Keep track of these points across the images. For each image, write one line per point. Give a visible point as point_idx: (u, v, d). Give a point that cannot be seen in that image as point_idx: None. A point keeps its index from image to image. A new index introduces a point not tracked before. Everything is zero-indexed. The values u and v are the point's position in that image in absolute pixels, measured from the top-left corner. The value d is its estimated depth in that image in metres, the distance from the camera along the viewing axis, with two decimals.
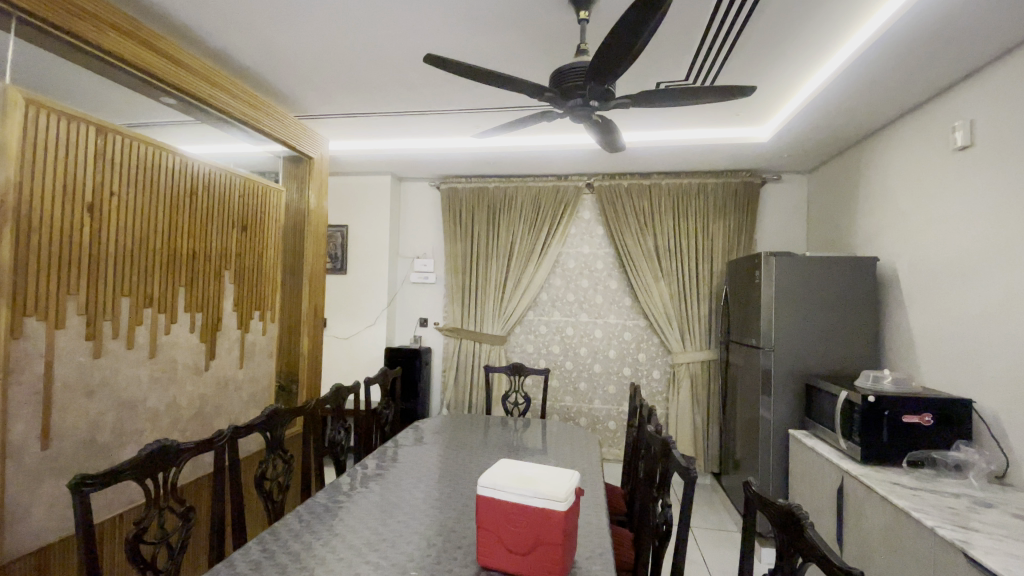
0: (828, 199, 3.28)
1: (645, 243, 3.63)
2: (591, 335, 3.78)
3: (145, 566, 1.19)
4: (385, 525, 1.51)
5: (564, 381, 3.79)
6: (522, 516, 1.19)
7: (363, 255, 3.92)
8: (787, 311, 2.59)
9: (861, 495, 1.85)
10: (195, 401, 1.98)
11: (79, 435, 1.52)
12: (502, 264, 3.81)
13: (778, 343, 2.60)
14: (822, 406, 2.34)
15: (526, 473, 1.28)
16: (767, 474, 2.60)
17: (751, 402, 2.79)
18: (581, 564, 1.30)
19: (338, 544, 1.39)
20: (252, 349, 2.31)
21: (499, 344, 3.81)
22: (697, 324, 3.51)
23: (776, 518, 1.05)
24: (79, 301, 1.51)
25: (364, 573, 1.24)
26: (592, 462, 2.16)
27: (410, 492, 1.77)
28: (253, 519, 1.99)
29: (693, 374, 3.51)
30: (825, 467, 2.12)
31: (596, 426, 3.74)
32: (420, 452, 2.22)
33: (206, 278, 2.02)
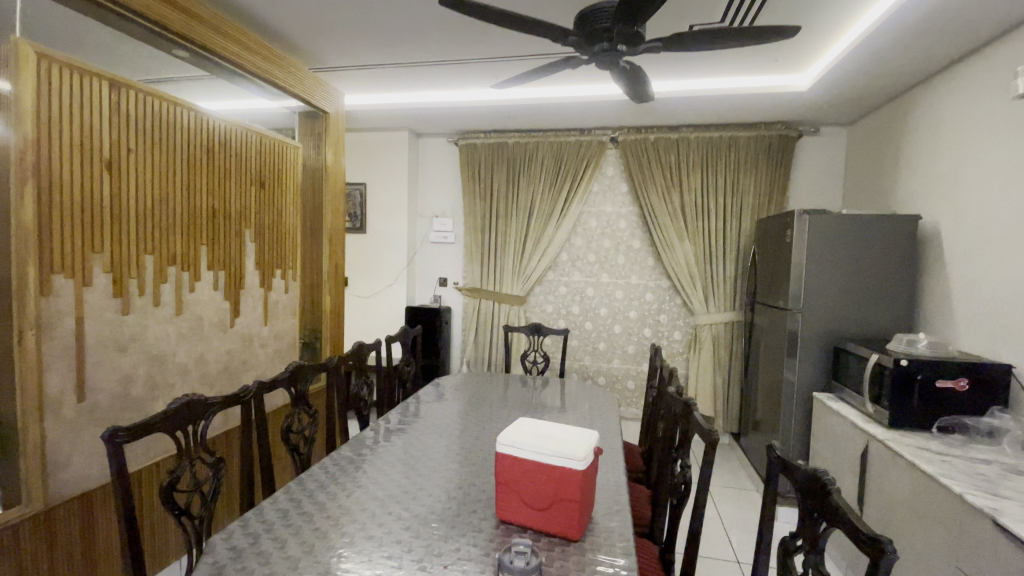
0: (869, 153, 3.10)
1: (671, 200, 3.51)
2: (611, 296, 3.73)
3: (180, 512, 1.25)
4: (406, 477, 1.55)
5: (583, 341, 3.79)
6: (541, 473, 1.20)
7: (382, 214, 3.90)
8: (818, 271, 2.50)
9: (886, 460, 1.81)
10: (222, 356, 2.03)
11: (113, 389, 1.57)
12: (522, 222, 3.75)
13: (808, 304, 2.51)
14: (849, 369, 2.29)
15: (544, 432, 1.27)
16: (788, 437, 2.59)
17: (775, 365, 2.74)
18: (598, 519, 1.31)
19: (362, 495, 1.43)
20: (276, 307, 2.35)
21: (519, 304, 3.79)
22: (722, 285, 3.44)
23: (800, 484, 1.03)
24: (105, 259, 1.53)
25: (387, 523, 1.28)
26: (611, 420, 2.16)
27: (432, 446, 1.81)
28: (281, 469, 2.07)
29: (715, 336, 3.47)
30: (849, 430, 2.08)
31: (614, 385, 3.75)
32: (442, 408, 2.25)
33: (227, 236, 2.03)
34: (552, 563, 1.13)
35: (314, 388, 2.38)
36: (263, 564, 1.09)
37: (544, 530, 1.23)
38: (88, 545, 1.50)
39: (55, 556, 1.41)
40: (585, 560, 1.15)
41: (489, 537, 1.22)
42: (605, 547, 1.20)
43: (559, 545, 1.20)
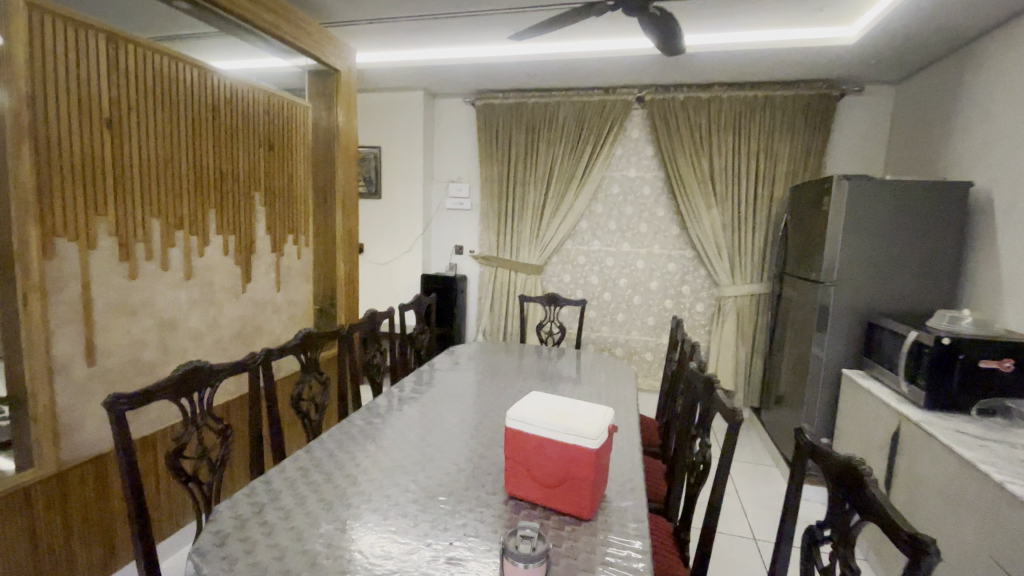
0: (918, 113, 2.86)
1: (698, 165, 3.34)
2: (632, 266, 3.62)
3: (188, 479, 1.24)
4: (415, 449, 1.52)
5: (601, 311, 3.70)
6: (552, 451, 1.14)
7: (397, 178, 3.81)
8: (855, 241, 2.35)
9: (920, 442, 1.71)
10: (235, 322, 2.01)
11: (124, 353, 1.57)
12: (541, 188, 3.62)
13: (842, 277, 2.37)
14: (883, 345, 2.16)
15: (556, 407, 1.21)
16: (812, 415, 2.49)
17: (803, 339, 2.62)
18: (611, 498, 1.26)
19: (370, 465, 1.41)
20: (288, 274, 2.31)
21: (536, 273, 3.71)
22: (749, 255, 3.29)
23: (833, 472, 0.96)
24: (109, 222, 1.50)
25: (394, 495, 1.25)
26: (628, 393, 2.10)
27: (443, 416, 1.78)
28: (292, 434, 2.08)
29: (740, 308, 3.34)
30: (880, 410, 1.98)
31: (632, 356, 3.68)
32: (456, 377, 2.21)
33: (236, 200, 1.98)
34: (561, 544, 1.08)
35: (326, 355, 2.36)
36: (267, 532, 1.07)
37: (554, 508, 1.19)
38: (100, 511, 1.51)
39: (67, 522, 1.42)
40: (596, 543, 1.09)
41: (498, 515, 1.18)
42: (618, 529, 1.15)
43: (569, 525, 1.15)
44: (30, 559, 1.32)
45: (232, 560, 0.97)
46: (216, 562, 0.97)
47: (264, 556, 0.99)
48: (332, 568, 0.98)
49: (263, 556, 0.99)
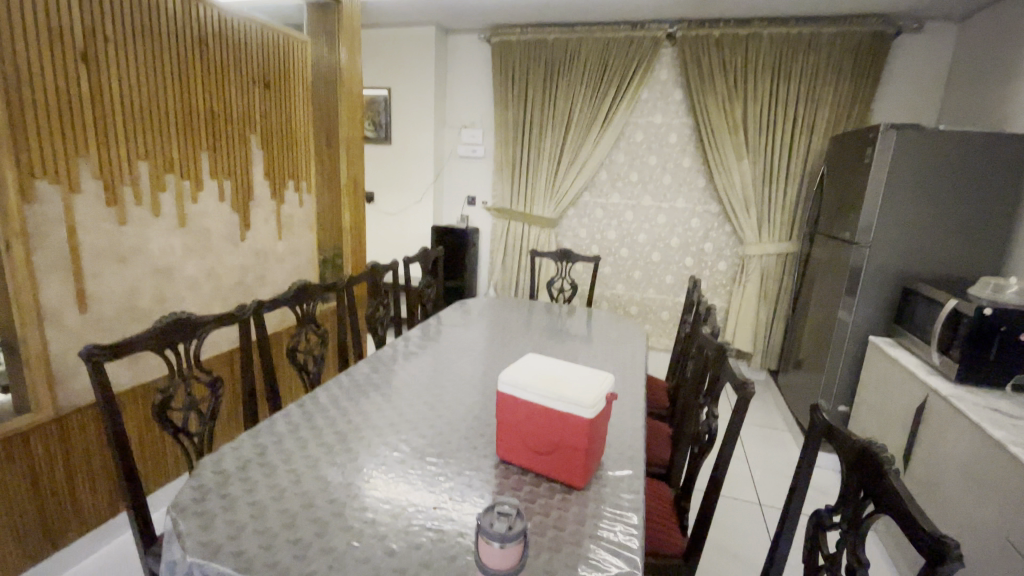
0: (984, 55, 2.54)
1: (731, 110, 3.08)
2: (652, 221, 3.44)
3: (176, 430, 1.23)
4: (410, 405, 1.46)
5: (617, 268, 3.57)
6: (544, 418, 1.08)
7: (409, 123, 3.65)
8: (897, 199, 2.15)
9: (946, 417, 1.60)
10: (235, 272, 1.99)
11: (117, 300, 1.56)
12: (558, 135, 3.42)
13: (878, 238, 2.19)
14: (916, 313, 2.02)
15: (553, 371, 1.14)
16: (831, 382, 2.37)
17: (830, 304, 2.46)
18: (608, 467, 1.20)
19: (360, 421, 1.36)
20: (290, 222, 2.25)
21: (550, 227, 3.58)
22: (778, 212, 3.09)
23: (849, 458, 0.87)
24: (93, 164, 1.44)
25: (381, 453, 1.20)
26: (637, 354, 2.02)
27: (442, 372, 1.72)
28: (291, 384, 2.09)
29: (764, 268, 3.18)
30: (906, 381, 1.86)
31: (647, 315, 3.57)
32: (460, 330, 2.14)
33: (231, 144, 1.90)
34: (549, 514, 1.02)
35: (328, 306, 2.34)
36: (247, 489, 1.04)
37: (546, 475, 1.13)
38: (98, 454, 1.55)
39: (64, 462, 1.46)
40: (587, 515, 1.03)
41: (487, 478, 1.13)
42: (612, 500, 1.08)
43: (560, 493, 1.09)
44: (30, 490, 1.38)
45: (209, 517, 0.95)
46: (192, 518, 0.95)
47: (242, 514, 0.97)
48: (309, 528, 0.94)
49: (241, 514, 0.97)
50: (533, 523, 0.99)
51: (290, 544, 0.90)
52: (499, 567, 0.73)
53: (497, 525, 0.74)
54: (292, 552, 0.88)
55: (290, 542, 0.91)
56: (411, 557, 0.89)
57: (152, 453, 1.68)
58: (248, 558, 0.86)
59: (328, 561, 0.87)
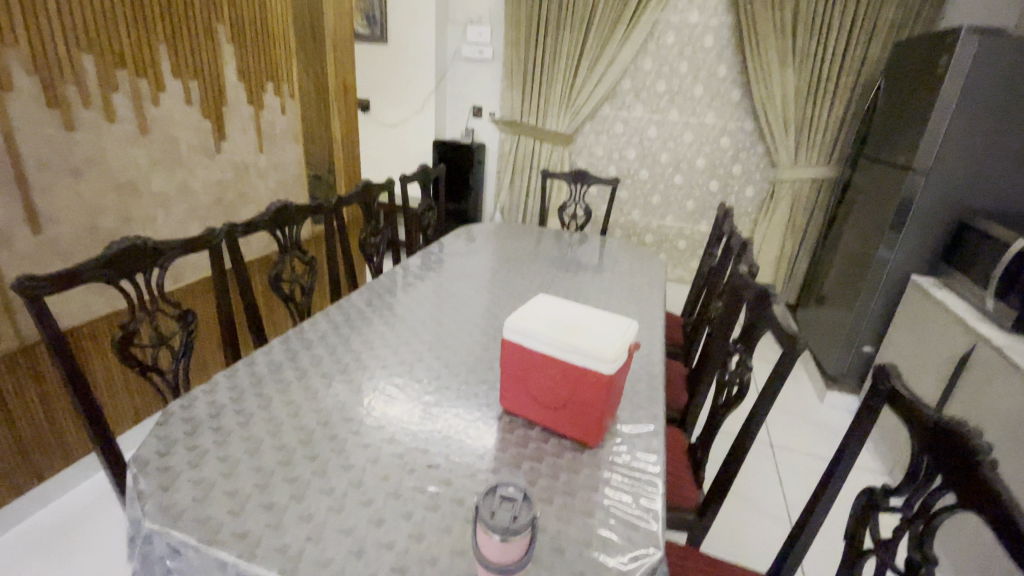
0: None
1: (780, 7, 2.66)
2: (677, 139, 3.12)
3: (146, 369, 1.11)
4: (406, 341, 1.31)
5: (634, 192, 3.30)
6: (556, 370, 0.92)
7: (404, 19, 3.31)
8: (966, 119, 1.87)
9: (992, 369, 1.45)
10: (212, 188, 1.80)
11: (75, 219, 1.40)
12: (577, 37, 3.03)
13: (937, 164, 1.92)
14: (969, 251, 1.82)
15: (567, 316, 0.97)
16: (860, 322, 2.21)
17: (869, 237, 2.24)
18: (625, 421, 1.07)
19: (349, 358, 1.21)
20: (272, 131, 2.03)
21: (563, 144, 3.26)
22: (819, 131, 2.78)
23: (926, 437, 0.71)
24: (24, 55, 1.20)
25: (370, 398, 1.07)
26: (653, 286, 1.86)
27: (442, 303, 1.55)
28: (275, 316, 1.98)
29: (796, 195, 2.93)
30: (949, 326, 1.70)
31: (663, 244, 3.36)
32: (463, 258, 1.96)
33: (196, 35, 1.61)
34: (557, 477, 0.91)
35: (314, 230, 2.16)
36: (219, 442, 0.92)
37: (554, 431, 1.00)
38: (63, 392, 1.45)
39: (23, 400, 1.36)
40: (598, 477, 0.92)
41: (489, 432, 1.00)
42: (627, 460, 0.96)
43: (570, 452, 0.97)
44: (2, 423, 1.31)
45: (172, 475, 0.84)
46: (154, 476, 0.84)
47: (210, 472, 0.85)
48: (285, 492, 0.83)
49: (209, 472, 0.85)
50: (538, 487, 0.88)
51: (262, 510, 0.79)
52: (501, 563, 0.61)
53: (499, 517, 0.61)
54: (264, 521, 0.77)
55: (264, 508, 0.79)
56: (401, 529, 0.78)
57: (115, 389, 1.58)
58: (214, 528, 0.75)
59: (305, 532, 0.76)
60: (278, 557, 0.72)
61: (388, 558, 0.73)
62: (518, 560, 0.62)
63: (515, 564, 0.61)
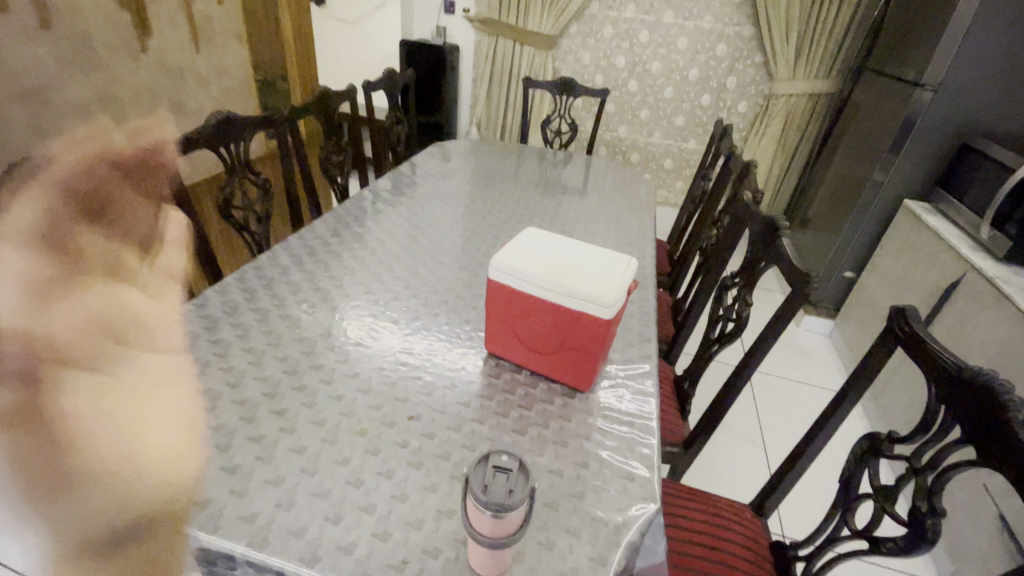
0: None
1: None
2: (671, 45, 2.84)
3: None
4: (379, 277, 1.18)
5: (621, 105, 3.07)
6: (549, 314, 0.83)
7: None
8: (991, 28, 1.71)
9: (981, 299, 1.44)
10: None
11: None
12: None
13: (949, 79, 1.79)
14: (970, 175, 1.74)
15: (560, 253, 0.87)
16: (844, 248, 2.18)
17: (864, 160, 2.15)
18: (618, 362, 1.01)
19: (315, 296, 1.09)
20: (206, 27, 1.81)
21: (546, 49, 2.96)
22: (822, 40, 2.64)
23: (946, 389, 0.66)
24: None
25: (341, 340, 0.97)
26: (643, 212, 1.75)
27: (417, 232, 1.41)
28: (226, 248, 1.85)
29: (790, 111, 2.82)
30: (940, 255, 1.67)
31: (648, 163, 3.21)
32: (438, 180, 1.80)
33: None
34: (548, 425, 0.85)
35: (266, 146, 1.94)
36: None
37: (543, 375, 0.93)
38: None
39: None
40: (591, 423, 0.86)
41: (474, 378, 0.92)
42: (620, 403, 0.91)
43: (560, 397, 0.91)
44: None
45: None
46: None
47: None
48: (249, 452, 0.74)
49: None
50: (528, 438, 0.82)
51: (224, 475, 0.71)
52: (490, 537, 0.55)
53: (494, 490, 0.53)
54: (228, 487, 0.69)
55: (225, 472, 0.71)
56: (381, 490, 0.71)
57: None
58: None
59: (275, 498, 0.69)
60: (246, 529, 0.65)
61: (369, 523, 0.67)
62: (508, 536, 0.56)
63: (506, 539, 0.56)
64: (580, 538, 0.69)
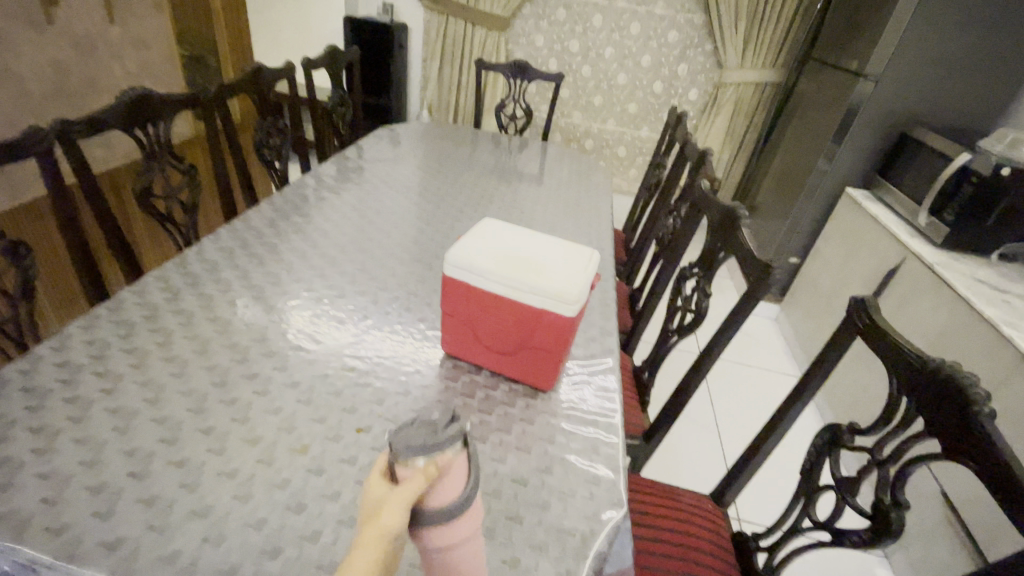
0: None
1: None
2: (623, 30, 2.82)
3: None
4: (322, 271, 1.09)
5: (575, 91, 3.04)
6: (508, 312, 0.78)
7: None
8: (929, 21, 1.77)
9: (922, 284, 1.51)
10: (46, 71, 1.51)
11: None
12: None
13: (890, 70, 1.86)
14: (910, 164, 1.82)
15: (519, 246, 0.81)
16: (791, 234, 2.24)
17: (809, 147, 2.22)
18: (577, 358, 0.97)
19: (249, 295, 0.99)
20: None
21: (499, 30, 2.86)
22: (769, 30, 2.70)
23: (907, 382, 0.66)
24: None
25: (278, 345, 0.88)
26: (599, 200, 1.72)
27: (365, 222, 1.31)
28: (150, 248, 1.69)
29: (738, 99, 2.87)
30: (881, 242, 1.73)
31: (603, 150, 3.20)
32: (387, 166, 1.69)
33: None
34: (510, 430, 0.80)
35: (193, 128, 1.77)
36: (76, 419, 0.71)
37: (501, 375, 0.88)
38: None
39: None
40: (554, 425, 0.82)
41: (428, 382, 0.85)
42: (581, 401, 0.87)
43: (521, 398, 0.86)
44: None
45: (11, 471, 0.64)
46: None
47: (65, 463, 0.65)
48: (171, 479, 0.65)
49: (61, 462, 0.65)
50: (489, 445, 0.77)
51: (141, 509, 0.62)
52: (429, 515, 0.33)
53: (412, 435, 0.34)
54: (145, 522, 0.60)
55: (142, 504, 0.62)
56: (326, 514, 0.64)
57: None
58: (72, 540, 0.58)
59: (200, 532, 0.60)
60: (166, 571, 0.56)
61: (312, 554, 0.60)
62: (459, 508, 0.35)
63: (456, 521, 0.34)
64: (546, 553, 0.65)
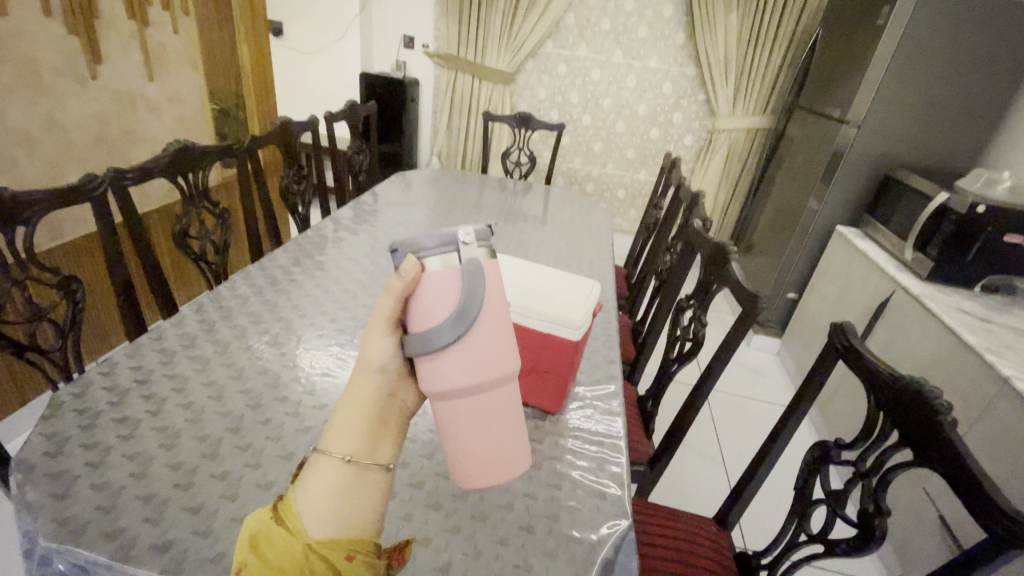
0: None
1: None
2: (620, 82, 3.01)
3: (25, 349, 0.93)
4: (344, 305, 1.17)
5: (576, 138, 3.21)
6: (518, 338, 0.86)
7: None
8: (903, 73, 1.92)
9: (911, 315, 1.58)
10: (90, 124, 1.65)
11: None
12: None
13: (871, 118, 1.99)
14: (894, 203, 1.92)
15: (528, 279, 0.90)
16: (787, 271, 2.32)
17: (800, 188, 2.34)
18: (583, 383, 1.03)
19: (278, 327, 1.07)
20: (162, 54, 1.87)
21: (504, 84, 3.06)
22: (758, 81, 2.88)
23: (882, 399, 0.73)
24: None
25: (305, 372, 0.95)
26: (601, 239, 1.82)
27: (382, 260, 1.41)
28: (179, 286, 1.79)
29: (732, 143, 3.03)
30: (871, 276, 1.81)
31: (604, 193, 3.34)
32: (401, 209, 1.81)
33: None
34: None
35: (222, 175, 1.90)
36: (124, 437, 0.78)
37: None
38: None
39: None
40: (562, 445, 0.88)
41: None
42: (586, 423, 0.93)
43: (531, 420, 0.92)
44: None
45: (68, 482, 0.70)
46: (44, 483, 0.69)
47: (117, 475, 0.72)
48: (213, 490, 0.71)
49: (113, 474, 0.72)
50: None
51: (187, 516, 0.68)
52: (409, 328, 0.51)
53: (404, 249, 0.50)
54: (191, 527, 0.66)
55: (187, 512, 0.68)
56: None
57: None
58: (126, 543, 0.63)
59: None
60: (211, 570, 0.62)
61: None
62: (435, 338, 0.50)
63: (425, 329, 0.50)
64: (556, 559, 0.70)
